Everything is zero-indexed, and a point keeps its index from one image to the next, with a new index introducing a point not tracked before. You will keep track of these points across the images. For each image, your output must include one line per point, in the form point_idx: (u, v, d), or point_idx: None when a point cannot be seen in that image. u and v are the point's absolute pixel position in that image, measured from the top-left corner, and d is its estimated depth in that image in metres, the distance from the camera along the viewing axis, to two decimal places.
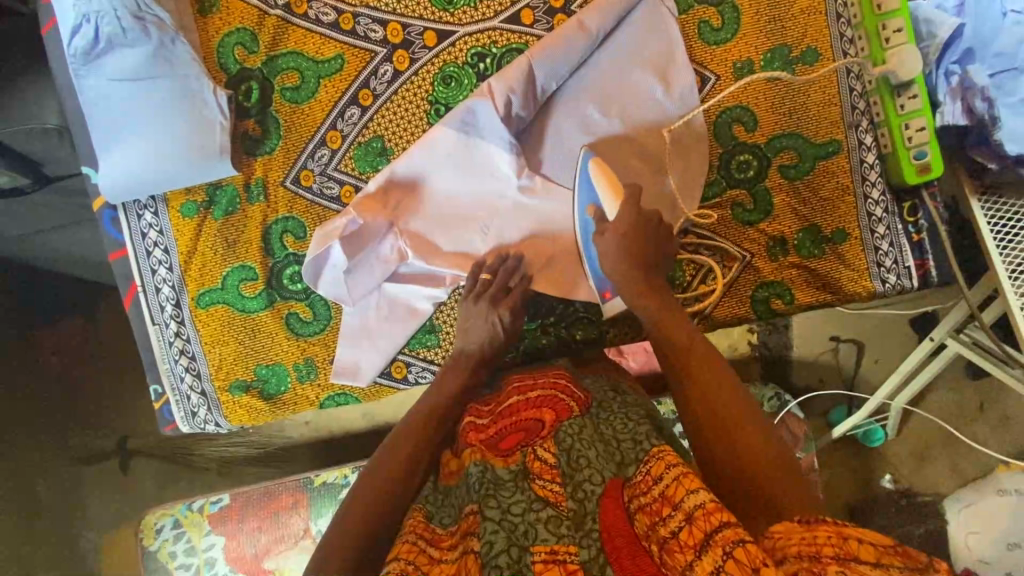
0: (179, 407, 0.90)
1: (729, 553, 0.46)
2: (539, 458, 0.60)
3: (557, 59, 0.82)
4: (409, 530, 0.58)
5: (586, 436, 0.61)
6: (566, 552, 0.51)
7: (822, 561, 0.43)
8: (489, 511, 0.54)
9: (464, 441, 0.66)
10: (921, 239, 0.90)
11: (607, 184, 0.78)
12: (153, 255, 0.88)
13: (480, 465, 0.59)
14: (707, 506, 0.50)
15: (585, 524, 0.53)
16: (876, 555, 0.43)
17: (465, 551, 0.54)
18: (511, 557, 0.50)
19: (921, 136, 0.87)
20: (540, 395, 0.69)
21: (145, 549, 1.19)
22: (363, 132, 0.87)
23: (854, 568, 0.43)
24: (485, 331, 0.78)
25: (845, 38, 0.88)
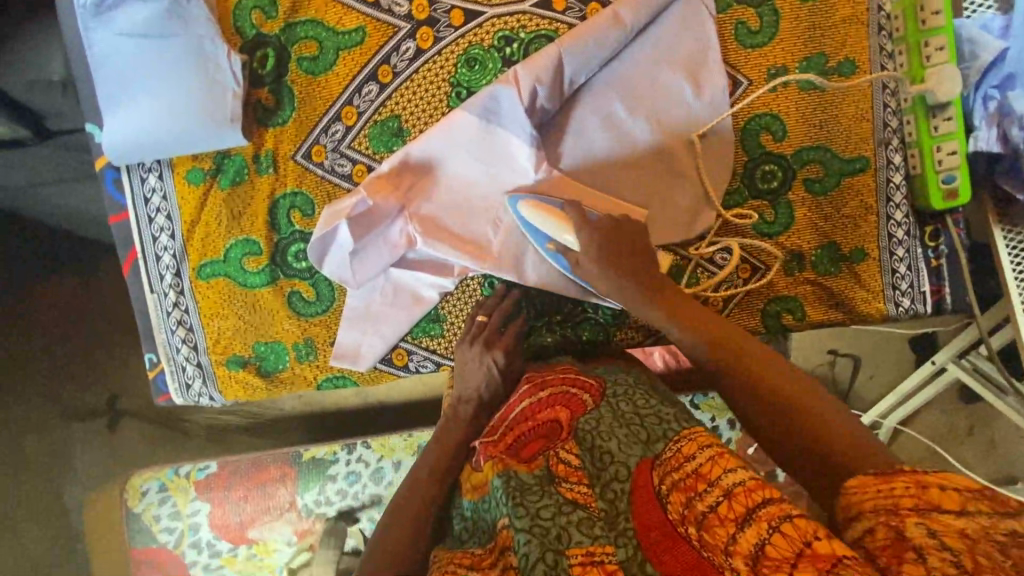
0: (174, 378, 0.89)
1: (777, 527, 0.48)
2: (563, 461, 0.60)
3: (588, 50, 0.79)
4: (446, 562, 0.59)
5: (603, 429, 0.63)
6: (603, 552, 0.51)
7: (901, 513, 0.47)
8: (518, 520, 0.54)
9: (485, 455, 0.66)
10: (940, 265, 0.89)
11: (545, 212, 0.77)
12: (156, 221, 0.86)
13: (503, 475, 0.59)
14: (748, 483, 0.52)
15: (619, 524, 0.54)
16: (961, 502, 0.46)
17: (504, 567, 0.54)
18: (547, 562, 0.50)
19: (952, 160, 0.84)
20: (553, 393, 0.70)
21: (129, 510, 1.19)
22: (380, 110, 0.84)
23: (935, 517, 0.46)
24: (480, 376, 0.79)
25: (885, 51, 0.85)
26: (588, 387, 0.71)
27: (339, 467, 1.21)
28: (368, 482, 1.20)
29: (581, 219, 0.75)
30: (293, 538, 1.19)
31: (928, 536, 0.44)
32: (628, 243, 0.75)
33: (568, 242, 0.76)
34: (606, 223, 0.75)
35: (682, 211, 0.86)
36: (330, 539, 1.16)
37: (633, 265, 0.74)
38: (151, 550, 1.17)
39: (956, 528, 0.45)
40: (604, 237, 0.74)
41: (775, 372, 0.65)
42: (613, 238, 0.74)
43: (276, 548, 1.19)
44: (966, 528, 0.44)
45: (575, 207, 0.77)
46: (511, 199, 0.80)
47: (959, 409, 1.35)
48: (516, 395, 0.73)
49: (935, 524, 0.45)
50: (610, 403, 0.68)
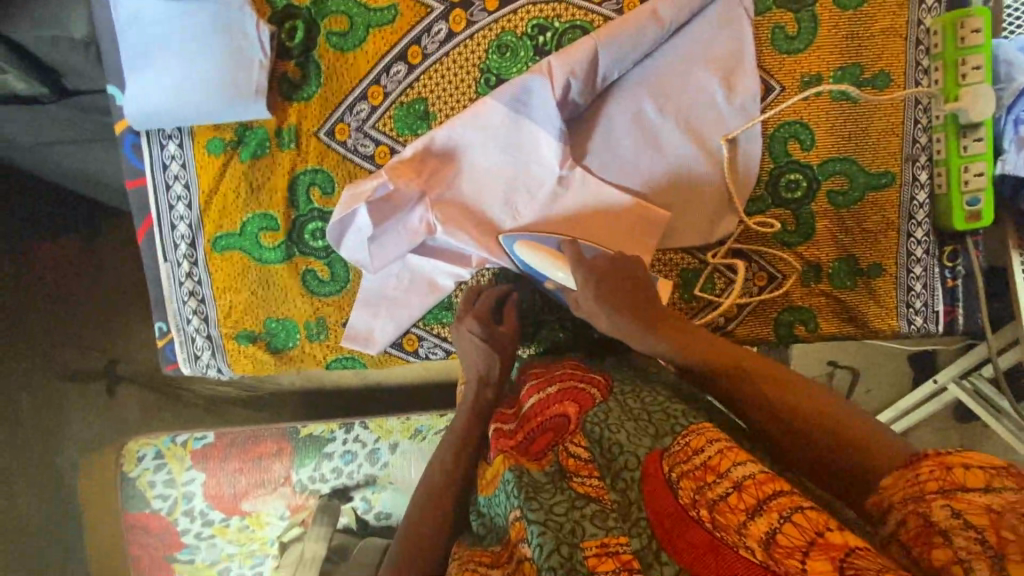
0: (183, 349, 0.88)
1: (789, 517, 0.48)
2: (572, 455, 0.63)
3: (623, 45, 0.78)
4: (467, 560, 0.60)
5: (612, 421, 0.65)
6: (616, 543, 0.52)
7: (927, 498, 0.47)
8: (531, 513, 0.55)
9: (497, 449, 0.69)
10: (956, 285, 0.89)
11: (541, 252, 0.79)
12: (173, 189, 0.85)
13: (515, 470, 0.62)
14: (759, 475, 0.52)
15: (632, 514, 0.55)
16: (986, 479, 0.45)
17: (520, 560, 0.56)
18: (563, 555, 0.51)
19: (978, 181, 0.83)
20: (559, 389, 0.73)
21: (123, 474, 1.19)
22: (407, 92, 0.83)
23: (961, 498, 0.45)
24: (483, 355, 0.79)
25: (920, 67, 0.84)
26: (593, 381, 0.74)
27: (336, 445, 1.21)
28: (364, 462, 1.21)
29: (580, 259, 0.76)
30: (286, 512, 1.20)
31: (953, 517, 0.44)
32: (626, 284, 0.75)
33: (564, 280, 0.78)
34: (606, 263, 0.76)
35: (704, 214, 0.85)
36: (323, 516, 1.18)
37: (630, 302, 0.74)
38: (144, 516, 1.18)
39: (982, 505, 0.44)
40: (601, 278, 0.75)
41: (772, 373, 0.65)
42: (609, 279, 0.75)
43: (268, 521, 1.20)
44: (990, 504, 0.44)
45: (571, 245, 0.78)
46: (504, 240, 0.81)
47: (953, 428, 1.37)
48: (526, 390, 0.75)
49: (960, 504, 0.45)
50: (618, 396, 0.70)
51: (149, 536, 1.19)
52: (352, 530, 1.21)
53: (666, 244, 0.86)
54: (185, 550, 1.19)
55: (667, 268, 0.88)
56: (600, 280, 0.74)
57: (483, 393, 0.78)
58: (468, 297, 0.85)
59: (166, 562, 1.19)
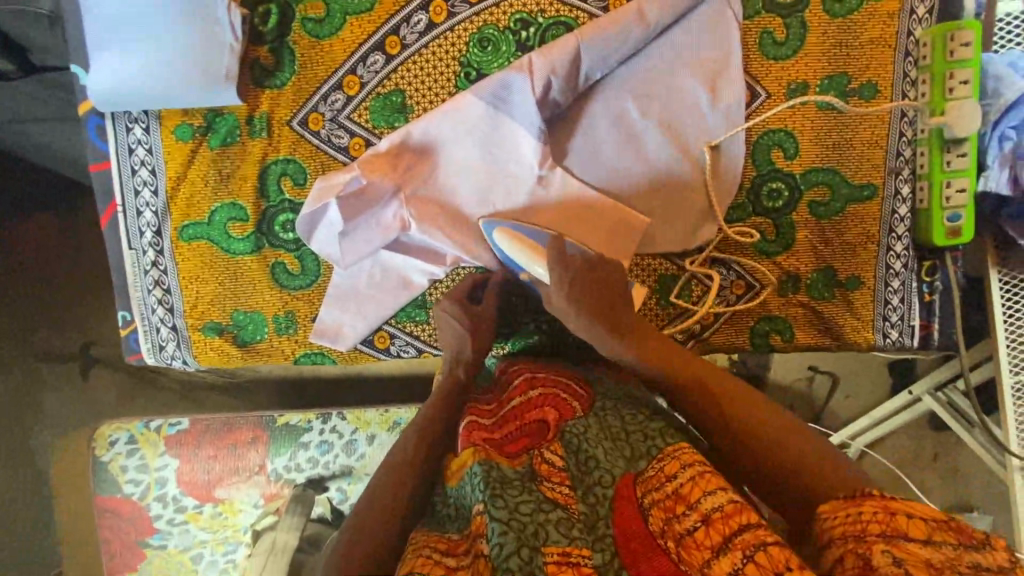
0: (147, 339, 0.86)
1: (751, 557, 0.50)
2: (547, 461, 0.61)
3: (607, 45, 0.76)
4: (422, 547, 0.57)
5: (590, 436, 0.64)
6: (579, 555, 0.52)
7: (867, 540, 0.48)
8: (496, 511, 0.54)
9: (466, 440, 0.66)
10: (933, 300, 0.88)
11: (522, 242, 0.76)
12: (138, 174, 0.82)
13: (485, 464, 0.59)
14: (727, 508, 0.54)
15: (598, 528, 0.55)
16: (928, 531, 0.47)
17: (477, 555, 0.54)
18: (522, 558, 0.51)
19: (960, 198, 0.82)
20: (542, 395, 0.71)
21: (95, 458, 1.17)
22: (384, 83, 0.80)
23: (904, 544, 0.47)
24: (456, 335, 0.79)
25: (907, 79, 0.83)
26: (574, 392, 0.72)
27: (312, 436, 1.20)
28: (340, 453, 1.19)
29: (557, 254, 0.72)
30: (260, 501, 1.19)
31: (895, 564, 0.45)
32: (606, 290, 0.73)
33: (540, 275, 0.75)
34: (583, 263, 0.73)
35: (684, 221, 0.84)
36: (297, 506, 1.14)
37: (602, 301, 0.72)
38: (116, 500, 1.16)
39: (923, 556, 0.46)
40: (576, 276, 0.72)
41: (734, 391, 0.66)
42: (586, 280, 0.72)
43: (242, 508, 1.19)
44: (932, 557, 0.46)
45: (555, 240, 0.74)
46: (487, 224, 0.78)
47: (927, 436, 1.38)
48: (511, 391, 0.74)
49: (901, 551, 0.46)
50: (599, 413, 0.68)
51: (120, 521, 1.17)
52: (327, 520, 1.20)
53: (645, 250, 0.85)
54: (157, 535, 1.17)
55: (644, 274, 0.87)
56: (573, 282, 0.72)
57: (454, 372, 0.77)
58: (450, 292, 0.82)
59: (137, 547, 1.17)
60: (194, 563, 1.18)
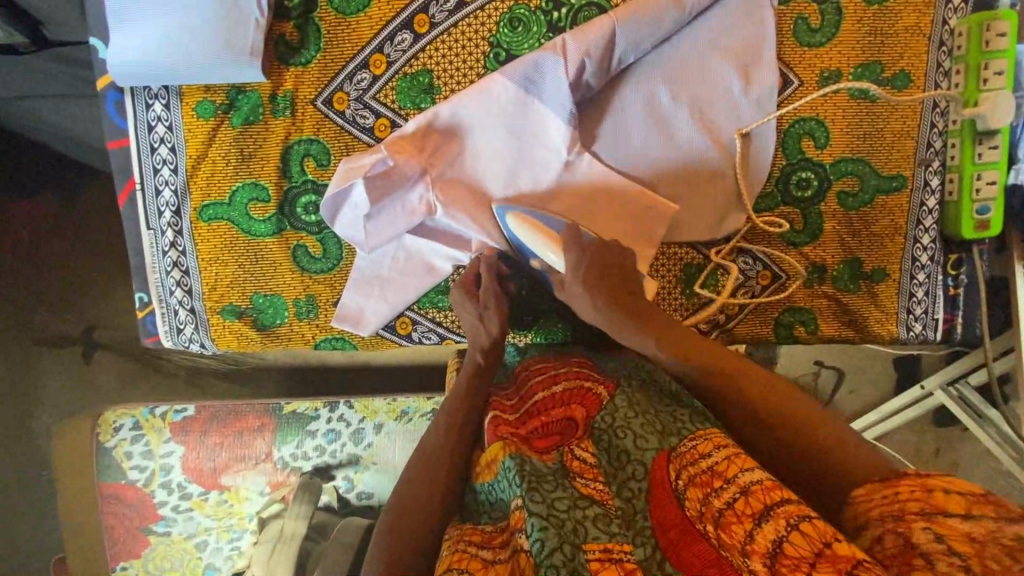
0: (164, 321, 0.84)
1: (795, 526, 0.50)
2: (578, 457, 0.63)
3: (642, 27, 0.74)
4: (457, 541, 0.58)
5: (619, 423, 0.65)
6: (620, 550, 0.52)
7: (907, 519, 0.48)
8: (534, 505, 0.55)
9: (494, 434, 0.67)
10: (957, 294, 0.88)
11: (535, 228, 0.74)
12: (158, 152, 0.80)
13: (517, 458, 0.61)
14: (764, 483, 0.54)
15: (636, 522, 0.56)
16: (966, 505, 0.47)
17: (516, 550, 0.55)
18: (565, 554, 0.51)
19: (990, 190, 0.82)
20: (567, 389, 0.71)
21: (99, 444, 1.15)
22: (412, 63, 0.78)
23: (943, 522, 0.46)
24: (474, 321, 0.77)
25: (941, 69, 0.82)
26: (599, 379, 0.73)
27: (319, 424, 1.18)
28: (348, 441, 1.18)
29: (573, 240, 0.72)
30: (266, 489, 1.18)
31: (935, 540, 0.46)
32: (617, 276, 0.72)
33: (552, 261, 0.73)
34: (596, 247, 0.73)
35: (712, 211, 0.83)
36: (304, 495, 1.15)
37: (614, 282, 0.72)
38: (120, 486, 1.15)
39: (963, 531, 0.45)
40: (591, 262, 0.72)
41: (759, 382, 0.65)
42: (601, 267, 0.72)
43: (248, 496, 1.17)
44: (973, 532, 0.45)
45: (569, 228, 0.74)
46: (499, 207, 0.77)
47: (933, 431, 1.39)
48: (530, 384, 0.74)
49: (942, 529, 0.46)
50: (626, 394, 0.69)
51: (125, 507, 1.16)
52: (334, 508, 1.20)
53: (671, 238, 0.84)
54: (162, 522, 1.16)
55: (670, 262, 0.86)
56: (582, 261, 0.71)
57: (473, 360, 0.76)
58: (470, 277, 0.79)
59: (142, 534, 1.16)
60: (199, 550, 1.17)
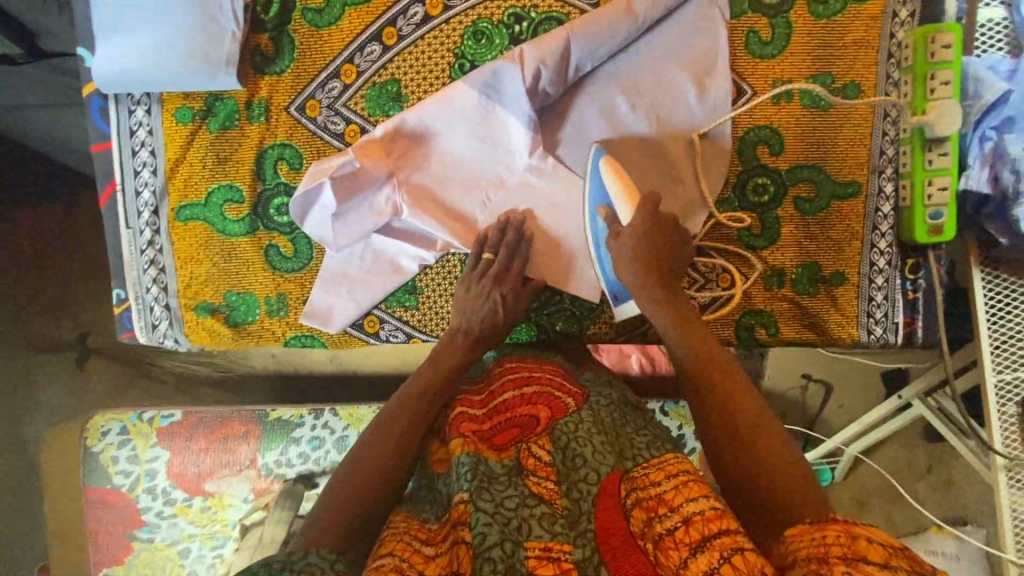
0: (140, 317, 0.88)
1: (727, 558, 0.51)
2: (534, 454, 0.63)
3: (596, 39, 0.78)
4: (401, 531, 0.59)
5: (580, 433, 0.65)
6: (560, 550, 0.53)
7: (830, 562, 0.47)
8: (482, 502, 0.55)
9: (456, 430, 0.66)
10: (916, 298, 0.89)
11: (622, 183, 0.78)
12: (138, 155, 0.84)
13: (472, 456, 0.61)
14: (708, 513, 0.55)
15: (580, 524, 0.56)
16: (885, 556, 0.47)
17: (457, 542, 0.55)
18: (504, 550, 0.52)
19: (941, 196, 0.84)
20: (536, 391, 0.72)
21: (86, 448, 1.18)
22: (380, 73, 0.82)
23: (861, 567, 0.46)
24: (485, 311, 0.79)
25: (890, 80, 0.85)
26: (568, 389, 0.74)
27: (304, 431, 1.20)
28: (331, 449, 1.19)
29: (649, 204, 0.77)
30: (250, 496, 1.18)
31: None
32: (662, 247, 0.77)
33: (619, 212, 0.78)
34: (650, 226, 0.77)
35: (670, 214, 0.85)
36: (286, 501, 1.12)
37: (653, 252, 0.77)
38: (105, 491, 1.16)
39: None
40: (649, 235, 0.77)
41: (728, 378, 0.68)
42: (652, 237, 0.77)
43: (232, 503, 1.18)
44: None
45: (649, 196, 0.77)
46: (595, 149, 0.80)
47: (922, 446, 1.38)
48: (500, 382, 0.75)
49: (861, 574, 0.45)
50: (591, 407, 0.71)
51: (109, 512, 1.17)
52: None
53: None
54: (145, 528, 1.17)
55: None
56: (642, 236, 0.76)
57: (453, 337, 0.79)
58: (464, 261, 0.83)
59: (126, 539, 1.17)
60: (182, 558, 1.17)
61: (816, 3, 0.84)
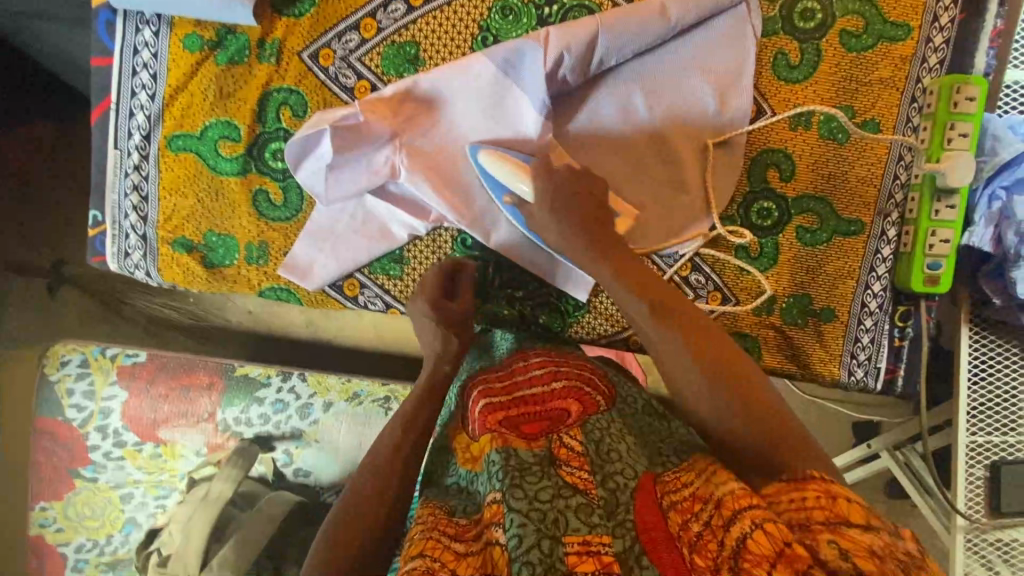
0: (114, 243, 0.85)
1: (759, 524, 0.48)
2: (566, 445, 0.60)
3: (625, 33, 0.77)
4: (430, 528, 0.57)
5: (613, 431, 0.65)
6: (599, 543, 0.49)
7: (813, 529, 0.47)
8: (514, 501, 0.52)
9: (483, 424, 0.67)
10: (901, 346, 0.89)
11: (504, 163, 0.77)
12: (139, 76, 0.81)
13: (502, 453, 0.59)
14: (736, 492, 0.52)
15: (618, 514, 0.52)
16: (864, 516, 0.47)
17: (487, 544, 0.53)
18: (542, 550, 0.48)
19: (942, 248, 0.83)
20: (565, 386, 0.71)
21: (42, 376, 1.11)
22: (400, 33, 0.80)
23: (847, 532, 0.46)
24: (437, 342, 0.79)
25: (910, 123, 0.84)
26: (600, 388, 0.73)
27: (268, 392, 1.14)
28: (293, 415, 1.14)
29: (541, 169, 0.76)
30: (202, 450, 1.12)
31: (841, 558, 0.43)
32: (608, 239, 0.74)
33: (524, 192, 0.76)
34: (595, 221, 0.75)
35: (672, 228, 0.84)
36: (237, 459, 1.11)
37: (589, 229, 0.74)
38: (55, 423, 1.10)
39: (866, 544, 0.44)
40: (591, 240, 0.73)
41: (743, 395, 0.61)
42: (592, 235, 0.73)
43: (182, 454, 1.12)
44: (874, 545, 0.44)
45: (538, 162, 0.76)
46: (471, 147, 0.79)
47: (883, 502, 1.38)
48: (528, 375, 0.73)
49: (847, 540, 0.45)
50: (620, 410, 0.72)
51: (56, 447, 1.11)
52: (267, 480, 1.14)
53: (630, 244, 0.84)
54: (91, 468, 1.11)
55: None
56: (555, 194, 0.74)
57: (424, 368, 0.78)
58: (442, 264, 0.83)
59: (69, 475, 1.11)
60: (122, 503, 1.11)
61: (848, 35, 0.82)
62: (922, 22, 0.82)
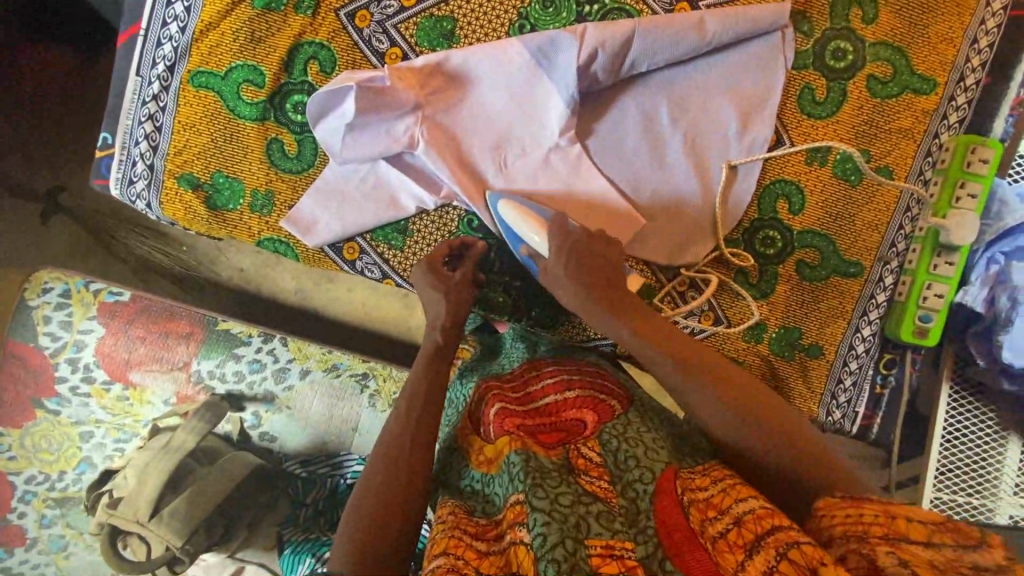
0: (120, 169, 0.84)
1: (784, 555, 0.47)
2: (583, 456, 0.60)
3: (660, 42, 0.78)
4: (452, 526, 0.57)
5: (630, 436, 0.62)
6: (622, 548, 0.50)
7: (869, 541, 0.46)
8: (537, 500, 0.52)
9: (501, 428, 0.65)
10: (882, 394, 0.92)
11: (520, 211, 0.77)
12: (173, 7, 0.80)
13: (523, 453, 0.58)
14: (758, 511, 0.52)
15: (639, 522, 0.53)
16: (926, 533, 0.45)
17: (513, 543, 0.53)
18: (566, 549, 0.49)
19: (936, 302, 0.86)
20: (580, 396, 0.70)
21: (21, 300, 1.08)
22: (440, 6, 0.81)
23: (905, 547, 0.45)
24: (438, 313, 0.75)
25: (922, 176, 0.86)
26: (613, 393, 0.71)
27: (247, 351, 1.12)
28: (269, 377, 1.11)
29: (557, 227, 0.73)
30: (171, 399, 1.09)
31: (900, 565, 0.43)
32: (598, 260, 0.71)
33: (536, 245, 0.75)
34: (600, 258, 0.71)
35: (688, 247, 0.85)
36: (207, 414, 1.08)
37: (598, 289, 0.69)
38: (27, 348, 1.07)
39: (924, 558, 0.44)
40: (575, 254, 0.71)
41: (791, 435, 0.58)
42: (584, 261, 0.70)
43: (150, 401, 1.08)
44: (933, 559, 0.44)
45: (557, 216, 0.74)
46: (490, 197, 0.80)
47: None
48: (542, 385, 0.72)
49: (905, 554, 0.44)
50: (637, 409, 0.68)
51: (23, 372, 1.07)
52: (230, 440, 1.08)
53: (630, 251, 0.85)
54: (55, 400, 1.07)
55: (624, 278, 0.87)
56: (568, 255, 0.71)
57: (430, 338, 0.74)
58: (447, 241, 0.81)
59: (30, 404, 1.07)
60: (81, 441, 1.07)
61: (876, 81, 0.84)
62: (949, 81, 0.84)
